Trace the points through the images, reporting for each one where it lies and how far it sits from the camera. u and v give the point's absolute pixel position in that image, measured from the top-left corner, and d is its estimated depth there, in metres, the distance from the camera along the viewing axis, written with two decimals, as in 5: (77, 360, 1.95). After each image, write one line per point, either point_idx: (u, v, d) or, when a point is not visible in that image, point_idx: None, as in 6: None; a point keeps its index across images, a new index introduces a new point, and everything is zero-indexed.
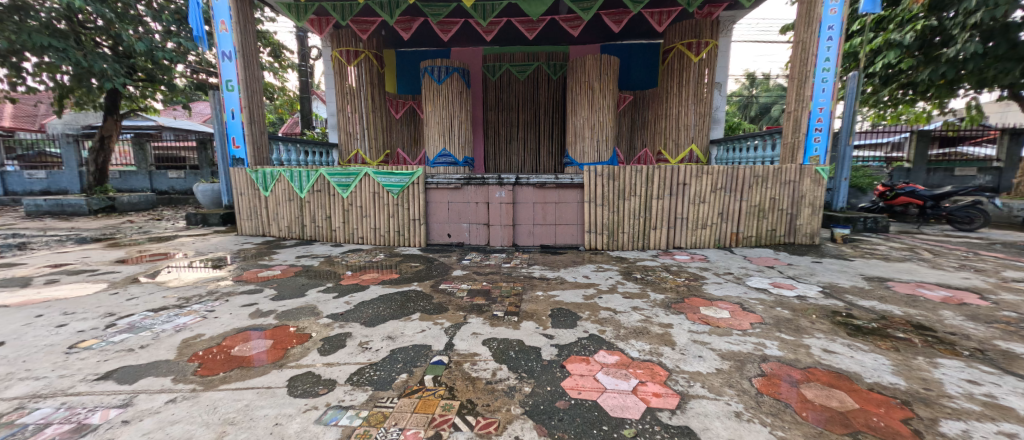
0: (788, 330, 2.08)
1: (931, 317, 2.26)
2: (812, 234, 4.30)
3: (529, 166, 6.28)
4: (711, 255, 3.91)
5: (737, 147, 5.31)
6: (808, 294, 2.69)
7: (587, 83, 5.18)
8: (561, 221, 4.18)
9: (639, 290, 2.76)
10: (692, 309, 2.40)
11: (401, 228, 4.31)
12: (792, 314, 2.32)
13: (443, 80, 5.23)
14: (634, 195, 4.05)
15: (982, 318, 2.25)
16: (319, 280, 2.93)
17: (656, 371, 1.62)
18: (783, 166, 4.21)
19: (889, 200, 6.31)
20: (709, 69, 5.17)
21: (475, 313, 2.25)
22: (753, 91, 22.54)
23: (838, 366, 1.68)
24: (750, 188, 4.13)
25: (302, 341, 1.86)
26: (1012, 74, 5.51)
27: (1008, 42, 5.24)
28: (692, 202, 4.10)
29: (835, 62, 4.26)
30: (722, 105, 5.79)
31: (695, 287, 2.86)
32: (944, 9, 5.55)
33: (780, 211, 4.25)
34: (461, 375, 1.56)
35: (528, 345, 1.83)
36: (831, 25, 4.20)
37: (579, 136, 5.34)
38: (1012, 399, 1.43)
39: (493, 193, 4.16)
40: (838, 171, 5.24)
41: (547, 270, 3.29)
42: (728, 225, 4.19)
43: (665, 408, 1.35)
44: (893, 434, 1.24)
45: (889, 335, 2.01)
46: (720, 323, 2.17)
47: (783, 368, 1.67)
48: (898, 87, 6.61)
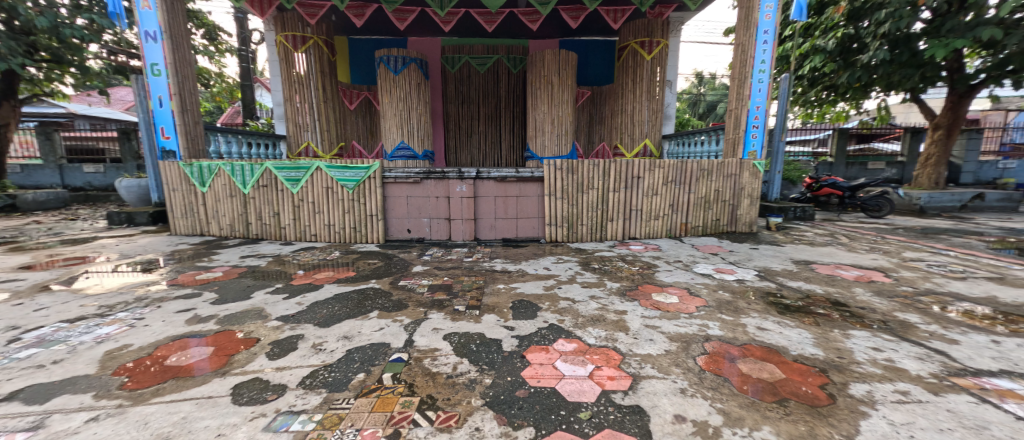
0: (728, 311, 2.26)
1: (847, 294, 2.56)
2: (751, 222, 4.69)
3: (491, 160, 6.29)
4: (663, 244, 4.14)
5: (687, 141, 5.59)
6: (746, 277, 2.94)
7: (547, 78, 5.25)
8: (522, 214, 4.23)
9: (596, 279, 2.88)
10: (645, 295, 2.54)
11: (358, 225, 4.14)
12: (732, 296, 2.53)
13: (400, 71, 5.05)
14: (592, 188, 4.18)
15: (886, 293, 2.58)
16: (266, 281, 2.75)
17: (611, 356, 1.70)
18: (726, 160, 4.52)
19: (814, 190, 7.01)
20: (661, 67, 5.44)
21: (436, 309, 2.23)
22: (701, 89, 23.96)
23: (769, 341, 1.86)
24: (698, 180, 4.40)
25: (248, 346, 1.75)
26: (913, 79, 6.24)
27: (910, 50, 5.96)
28: (646, 195, 4.30)
29: (770, 64, 4.62)
30: (672, 102, 6.10)
31: (648, 275, 3.01)
32: (860, 19, 6.21)
33: (723, 202, 4.57)
34: (421, 371, 1.54)
35: (489, 337, 1.85)
36: (766, 30, 4.55)
37: (539, 130, 5.39)
38: (907, 362, 1.67)
39: (454, 187, 4.10)
40: (773, 165, 5.73)
41: (509, 264, 3.32)
42: (678, 215, 4.45)
43: (618, 390, 1.42)
44: (814, 400, 1.39)
45: (812, 312, 2.25)
46: (669, 308, 2.31)
47: (724, 346, 1.81)
48: (822, 88, 7.35)
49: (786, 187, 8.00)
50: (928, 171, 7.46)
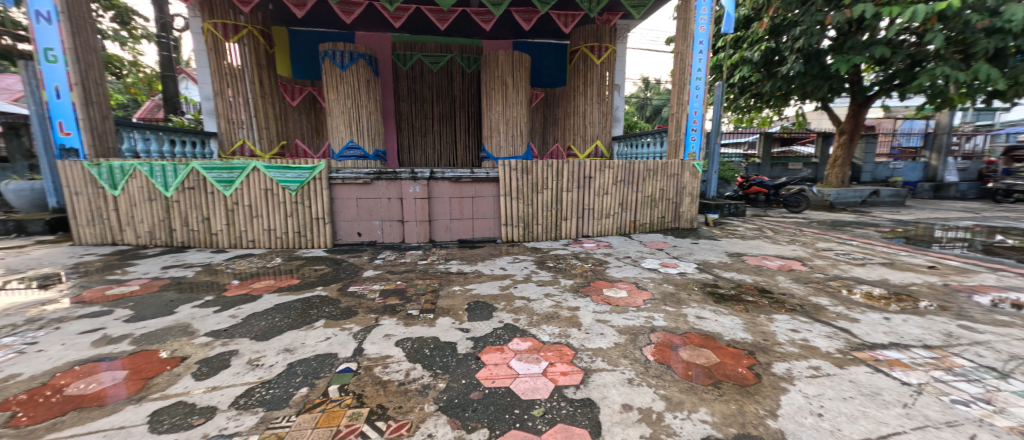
0: (671, 302, 2.41)
1: (772, 283, 2.84)
2: (691, 219, 5.04)
3: (446, 160, 6.19)
4: (614, 241, 4.32)
5: (635, 143, 5.90)
6: (687, 270, 3.16)
7: (501, 79, 5.26)
8: (478, 215, 4.21)
9: (551, 277, 2.94)
10: (597, 291, 2.64)
11: (302, 229, 3.90)
12: (675, 288, 2.71)
13: (347, 66, 4.81)
14: (546, 188, 4.25)
15: (803, 279, 2.90)
16: (195, 294, 2.50)
17: (563, 352, 1.75)
18: (669, 161, 4.82)
19: (745, 189, 7.68)
20: (609, 72, 5.70)
21: (388, 314, 2.15)
22: (648, 94, 25.31)
23: (706, 328, 2.02)
24: (644, 180, 4.65)
25: (170, 366, 1.58)
26: (823, 90, 7.05)
27: (819, 64, 6.74)
28: (597, 194, 4.46)
29: (705, 73, 4.99)
30: (621, 105, 6.37)
31: (599, 271, 3.13)
32: (779, 35, 6.92)
33: (667, 200, 4.87)
34: (371, 380, 1.48)
35: (443, 341, 1.82)
36: (701, 40, 4.91)
37: (494, 131, 5.40)
38: (819, 340, 1.88)
39: (407, 188, 3.98)
40: (710, 165, 6.21)
41: (465, 265, 3.29)
42: (627, 214, 4.67)
43: (571, 385, 1.47)
44: (744, 380, 1.53)
45: (743, 299, 2.47)
46: (619, 302, 2.42)
47: (667, 336, 1.93)
48: (750, 96, 8.09)
49: (721, 185, 8.73)
50: (836, 171, 8.46)
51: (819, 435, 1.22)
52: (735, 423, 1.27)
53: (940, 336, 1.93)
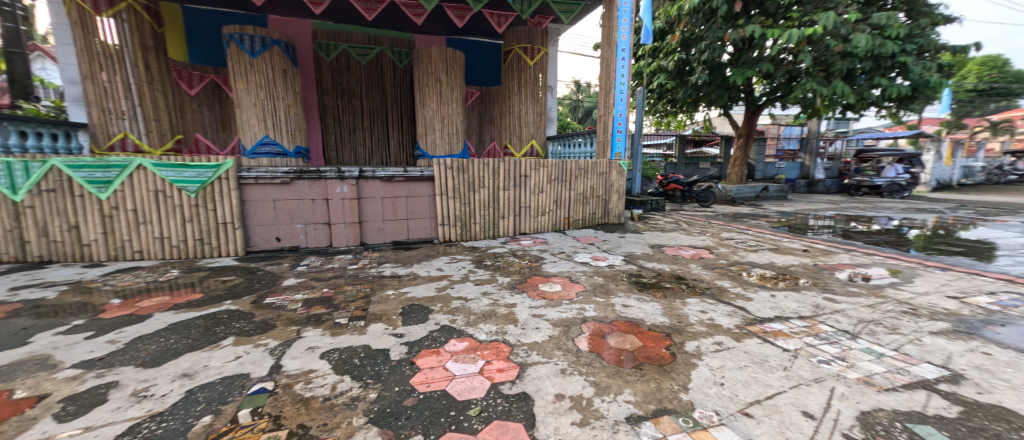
0: (601, 293, 2.57)
1: (686, 270, 3.15)
2: (619, 215, 5.40)
3: (377, 158, 5.88)
4: (550, 237, 4.46)
5: (568, 143, 6.17)
6: (615, 263, 3.38)
7: (435, 76, 5.12)
8: (413, 215, 4.07)
9: (488, 276, 2.95)
10: (533, 287, 2.70)
11: (206, 236, 3.44)
12: (604, 279, 2.88)
13: (258, 53, 4.32)
14: (483, 187, 4.25)
15: (711, 266, 3.27)
16: (60, 318, 2.07)
17: (500, 349, 1.77)
18: (598, 161, 5.10)
19: (664, 186, 8.50)
20: (542, 74, 5.88)
21: (312, 325, 1.99)
22: (579, 96, 26.43)
23: (630, 315, 2.18)
24: (576, 178, 4.87)
25: (23, 410, 1.29)
26: (724, 98, 7.99)
27: (721, 76, 7.62)
28: (533, 192, 4.57)
29: (628, 78, 5.37)
30: (553, 107, 6.68)
31: (535, 267, 3.21)
32: (689, 47, 7.70)
33: (597, 198, 5.16)
34: (291, 398, 1.36)
35: (374, 349, 1.74)
36: (623, 48, 5.26)
37: (429, 128, 5.25)
38: (722, 319, 2.14)
39: (333, 187, 3.71)
40: (635, 164, 6.70)
41: (399, 267, 3.16)
42: (561, 211, 4.85)
43: (507, 381, 1.49)
44: (662, 360, 1.68)
45: (662, 287, 2.71)
46: (554, 296, 2.51)
47: (597, 325, 2.05)
48: (667, 101, 8.89)
49: (644, 183, 9.47)
50: (736, 170, 9.63)
51: (722, 402, 1.39)
52: (654, 401, 1.40)
53: (812, 308, 2.31)
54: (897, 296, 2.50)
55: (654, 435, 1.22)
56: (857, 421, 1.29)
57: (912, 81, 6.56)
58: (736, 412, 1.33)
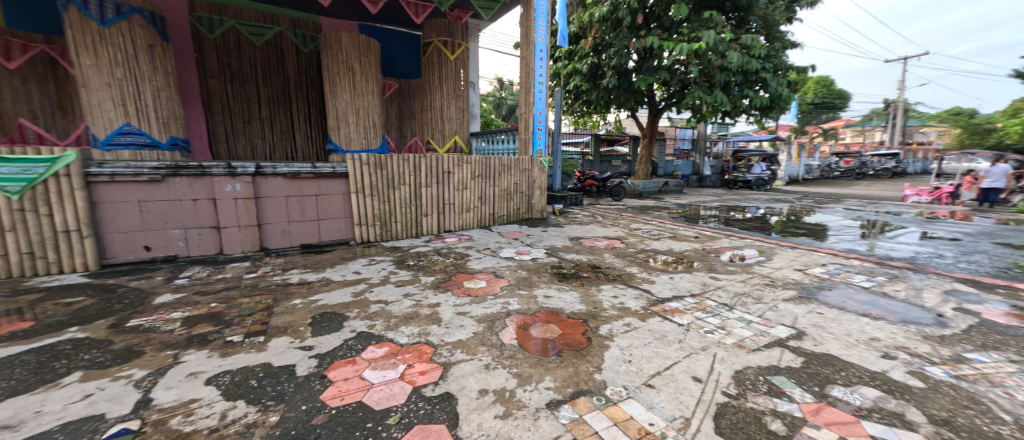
0: (524, 286, 2.64)
1: (601, 260, 3.39)
2: (541, 210, 5.61)
3: (280, 153, 5.22)
4: (475, 234, 4.44)
5: (492, 140, 6.23)
6: (538, 256, 3.49)
7: (348, 65, 4.70)
8: (325, 215, 3.73)
9: (411, 276, 2.83)
10: (457, 284, 2.67)
11: (41, 248, 2.74)
12: (527, 273, 2.97)
13: (111, 22, 3.46)
14: (404, 184, 4.06)
15: (623, 254, 3.57)
16: None
17: (423, 350, 1.71)
18: (520, 157, 5.22)
19: (582, 182, 8.92)
20: (463, 69, 5.78)
21: (196, 347, 1.71)
22: (502, 93, 26.67)
23: (551, 305, 2.27)
24: (500, 175, 4.92)
25: None
26: (631, 102, 8.75)
27: (628, 81, 8.34)
28: (457, 189, 4.50)
29: (546, 78, 5.57)
30: (476, 102, 6.73)
31: (460, 265, 3.17)
32: (600, 52, 8.27)
33: (521, 193, 5.28)
34: (165, 436, 1.15)
35: (276, 366, 1.55)
36: (541, 48, 5.44)
37: (342, 121, 4.83)
38: (631, 302, 2.35)
39: (221, 185, 3.23)
40: (555, 161, 7.01)
41: (308, 273, 2.88)
42: (486, 207, 4.86)
43: (429, 383, 1.45)
44: (581, 346, 1.78)
45: (580, 276, 2.88)
46: (478, 292, 2.51)
47: (520, 317, 2.09)
48: (582, 102, 9.47)
49: (564, 179, 9.96)
50: (643, 167, 10.64)
51: (630, 378, 1.53)
52: (572, 384, 1.48)
53: (701, 286, 2.65)
54: (762, 272, 3.00)
55: (572, 417, 1.29)
56: (733, 380, 1.52)
57: (771, 94, 7.89)
58: (642, 386, 1.48)
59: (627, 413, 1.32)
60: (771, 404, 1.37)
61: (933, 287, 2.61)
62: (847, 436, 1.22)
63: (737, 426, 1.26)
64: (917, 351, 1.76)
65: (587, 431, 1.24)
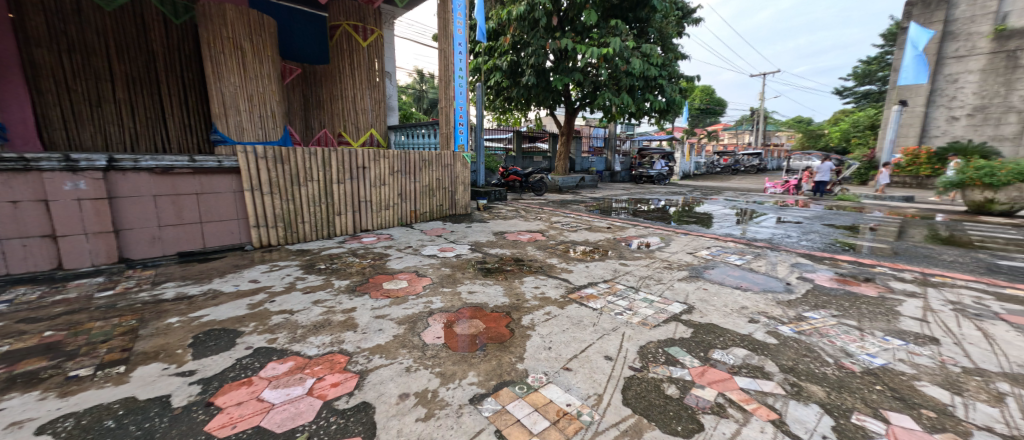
0: (447, 283, 2.59)
1: (523, 252, 3.48)
2: (465, 205, 5.56)
3: (145, 142, 4.32)
4: (395, 232, 4.23)
5: (411, 133, 6.01)
6: (462, 252, 3.46)
7: (233, 42, 4.07)
8: (210, 217, 3.22)
9: (322, 281, 2.59)
10: (376, 286, 2.51)
11: None
12: (450, 270, 2.92)
13: None
14: (311, 180, 3.68)
15: (543, 246, 3.72)
16: None
17: (335, 360, 1.58)
18: (442, 152, 5.10)
19: (505, 178, 9.16)
20: (378, 58, 5.47)
21: (23, 389, 1.35)
22: (423, 86, 25.62)
23: (474, 301, 2.27)
24: (421, 170, 4.76)
25: None
26: (549, 100, 9.09)
27: (545, 80, 8.64)
28: (373, 185, 4.23)
29: (466, 73, 5.52)
30: (394, 93, 6.53)
31: (379, 265, 2.99)
32: (519, 50, 8.44)
33: (444, 189, 5.17)
34: None
35: (145, 400, 1.30)
36: (459, 42, 5.36)
37: (231, 108, 4.15)
38: (551, 291, 2.45)
39: (56, 183, 2.55)
40: (478, 157, 7.01)
41: (191, 285, 2.46)
42: (407, 204, 4.66)
43: (342, 395, 1.34)
44: (504, 338, 1.81)
45: (503, 270, 2.93)
46: (398, 293, 2.40)
47: (443, 316, 2.05)
48: (504, 99, 9.64)
49: (487, 175, 10.01)
50: (561, 163, 11.18)
51: (549, 364, 1.60)
52: (495, 376, 1.50)
53: (613, 272, 2.88)
54: (662, 256, 3.37)
55: (495, 409, 1.31)
56: (638, 355, 1.68)
57: (667, 98, 8.87)
58: (560, 370, 1.55)
59: (547, 397, 1.38)
60: (668, 372, 1.55)
61: (785, 261, 3.19)
62: (725, 392, 1.43)
63: (641, 395, 1.40)
64: (775, 314, 2.13)
65: (510, 420, 1.26)
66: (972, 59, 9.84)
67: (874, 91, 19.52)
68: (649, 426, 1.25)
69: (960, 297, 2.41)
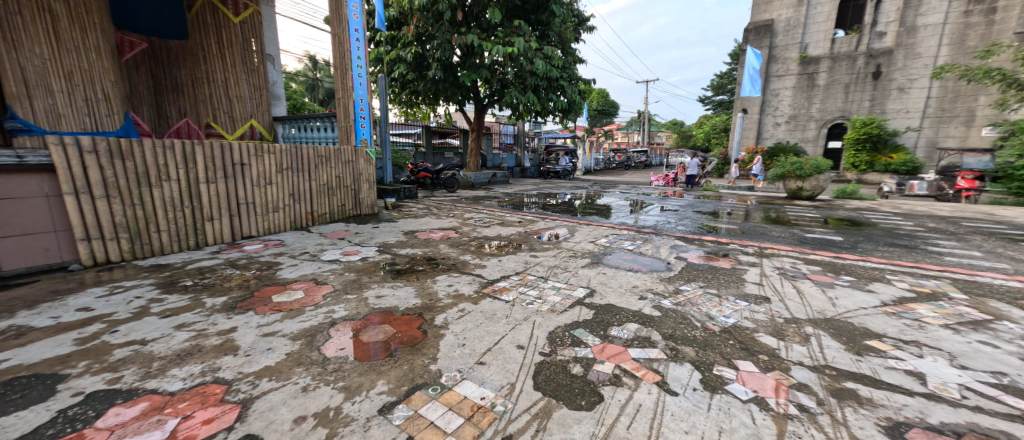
0: (352, 290, 2.39)
1: (435, 251, 3.40)
2: (370, 204, 5.21)
3: None
4: (288, 237, 3.75)
5: (303, 126, 5.40)
6: (369, 254, 3.23)
7: (36, 1, 3.18)
8: (9, 230, 2.45)
9: (190, 300, 2.18)
10: (263, 300, 2.21)
11: None
12: (355, 274, 2.71)
13: None
14: (169, 180, 3.06)
15: (456, 243, 3.68)
16: None
17: (209, 392, 1.35)
18: (341, 148, 4.69)
19: (415, 174, 8.83)
20: (254, 39, 5.11)
21: None
22: (317, 74, 22.94)
23: (383, 305, 2.14)
24: (316, 167, 4.30)
25: None
26: (457, 96, 8.95)
27: (452, 76, 8.51)
28: (256, 185, 3.69)
29: (365, 62, 5.14)
30: (278, 80, 5.81)
31: (267, 277, 2.62)
32: (423, 42, 8.16)
33: (345, 188, 4.77)
34: None
35: None
36: (356, 28, 4.96)
37: (36, 86, 3.19)
38: (465, 288, 2.44)
39: None
40: (384, 153, 6.61)
41: None
42: (301, 205, 4.17)
43: (219, 431, 1.16)
44: (415, 341, 1.74)
45: (414, 270, 2.82)
46: (292, 305, 2.14)
47: (348, 325, 1.90)
48: (409, 92, 9.32)
49: (396, 172, 9.52)
50: (473, 159, 11.15)
51: (463, 361, 1.59)
52: (407, 381, 1.44)
53: (524, 265, 2.98)
54: (568, 246, 3.60)
55: (406, 415, 1.26)
56: (547, 340, 1.77)
57: (568, 98, 9.48)
58: (473, 365, 1.56)
59: (461, 394, 1.37)
60: (574, 353, 1.66)
61: (667, 244, 3.68)
62: (621, 363, 1.59)
63: (550, 378, 1.48)
64: (659, 290, 2.45)
65: (423, 424, 1.22)
66: (789, 77, 12.52)
67: (726, 100, 23.62)
68: (557, 406, 1.33)
69: (784, 263, 3.07)
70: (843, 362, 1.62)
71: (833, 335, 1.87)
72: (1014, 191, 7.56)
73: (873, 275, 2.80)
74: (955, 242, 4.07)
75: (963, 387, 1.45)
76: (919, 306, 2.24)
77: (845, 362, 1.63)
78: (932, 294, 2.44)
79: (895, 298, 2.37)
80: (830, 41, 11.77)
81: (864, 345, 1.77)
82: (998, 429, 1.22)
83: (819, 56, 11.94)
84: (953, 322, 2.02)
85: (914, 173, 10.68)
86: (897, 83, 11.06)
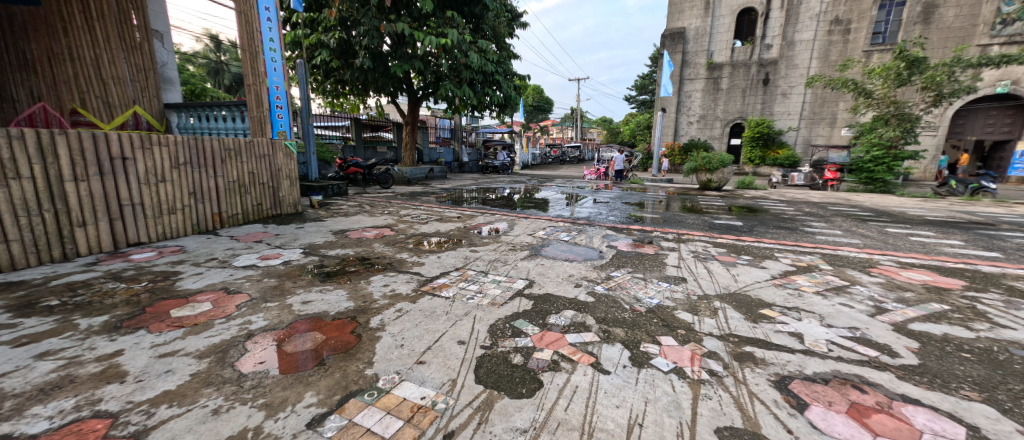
0: (272, 297, 2.17)
1: (369, 250, 3.22)
2: (293, 203, 4.75)
3: None
4: (190, 242, 3.28)
5: (205, 115, 4.75)
6: (292, 257, 2.96)
7: None
8: None
9: (58, 323, 1.80)
10: (159, 316, 1.90)
11: None
12: (276, 280, 2.46)
13: None
14: (20, 177, 2.50)
15: (392, 241, 3.52)
16: None
17: (87, 429, 1.14)
18: (254, 140, 4.22)
19: (345, 170, 8.17)
20: (134, 11, 4.44)
21: None
22: (222, 56, 20.13)
23: (311, 312, 1.98)
24: (223, 163, 3.83)
25: None
26: (389, 86, 8.51)
27: (382, 65, 8.10)
28: (146, 183, 3.17)
29: (279, 45, 4.62)
30: (170, 61, 5.01)
31: (163, 289, 2.26)
32: (347, 27, 7.63)
33: (261, 185, 4.30)
34: None
35: None
36: (267, 7, 4.42)
37: None
38: (403, 287, 2.35)
39: None
40: (307, 147, 6.06)
41: None
42: (205, 205, 3.67)
43: None
44: (346, 347, 1.64)
45: (346, 272, 2.64)
46: (197, 319, 1.88)
47: (269, 335, 1.72)
48: (334, 81, 8.80)
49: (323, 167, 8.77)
50: (408, 154, 10.68)
51: (402, 362, 1.53)
52: (340, 389, 1.35)
53: (464, 260, 2.95)
54: (507, 240, 3.64)
55: (339, 426, 1.18)
56: (488, 333, 1.78)
57: (504, 93, 9.53)
58: (412, 365, 1.51)
59: (400, 396, 1.32)
60: (515, 343, 1.70)
61: (599, 234, 3.90)
62: (560, 349, 1.66)
63: (491, 370, 1.49)
64: (592, 277, 2.59)
65: (358, 433, 1.16)
66: (699, 81, 13.93)
67: (648, 100, 25.54)
68: (499, 397, 1.34)
69: (697, 247, 3.44)
70: (743, 330, 1.87)
71: (735, 307, 2.14)
72: (863, 181, 9.28)
73: (765, 254, 3.25)
74: (824, 223, 4.88)
75: (829, 342, 1.75)
76: (798, 277, 2.66)
77: (745, 329, 1.87)
78: (808, 267, 2.92)
79: (781, 272, 2.78)
80: (730, 50, 13.27)
81: (758, 314, 2.05)
82: (854, 373, 1.50)
83: (722, 63, 13.44)
84: (822, 289, 2.44)
85: (795, 166, 12.61)
86: (782, 89, 12.88)
